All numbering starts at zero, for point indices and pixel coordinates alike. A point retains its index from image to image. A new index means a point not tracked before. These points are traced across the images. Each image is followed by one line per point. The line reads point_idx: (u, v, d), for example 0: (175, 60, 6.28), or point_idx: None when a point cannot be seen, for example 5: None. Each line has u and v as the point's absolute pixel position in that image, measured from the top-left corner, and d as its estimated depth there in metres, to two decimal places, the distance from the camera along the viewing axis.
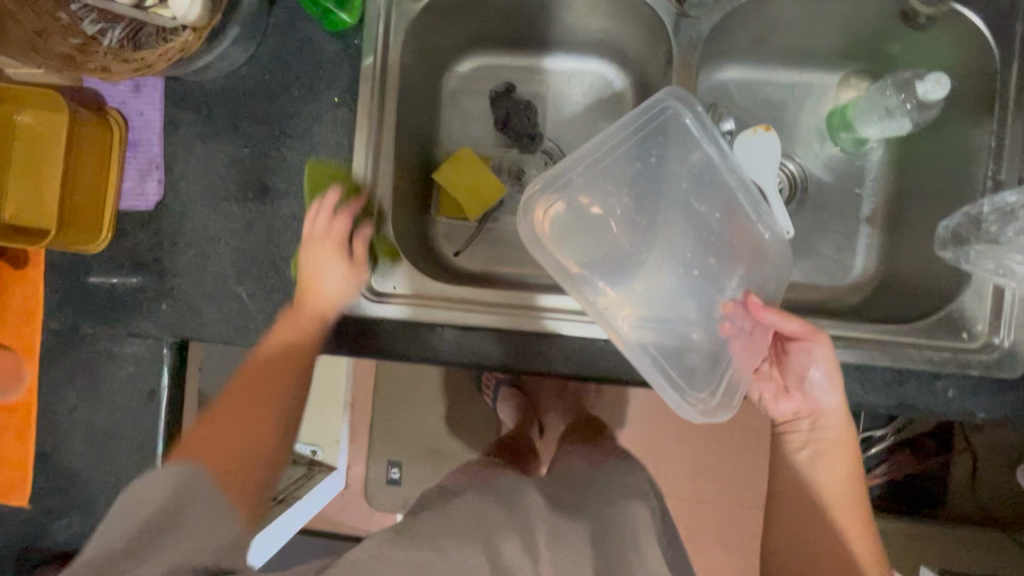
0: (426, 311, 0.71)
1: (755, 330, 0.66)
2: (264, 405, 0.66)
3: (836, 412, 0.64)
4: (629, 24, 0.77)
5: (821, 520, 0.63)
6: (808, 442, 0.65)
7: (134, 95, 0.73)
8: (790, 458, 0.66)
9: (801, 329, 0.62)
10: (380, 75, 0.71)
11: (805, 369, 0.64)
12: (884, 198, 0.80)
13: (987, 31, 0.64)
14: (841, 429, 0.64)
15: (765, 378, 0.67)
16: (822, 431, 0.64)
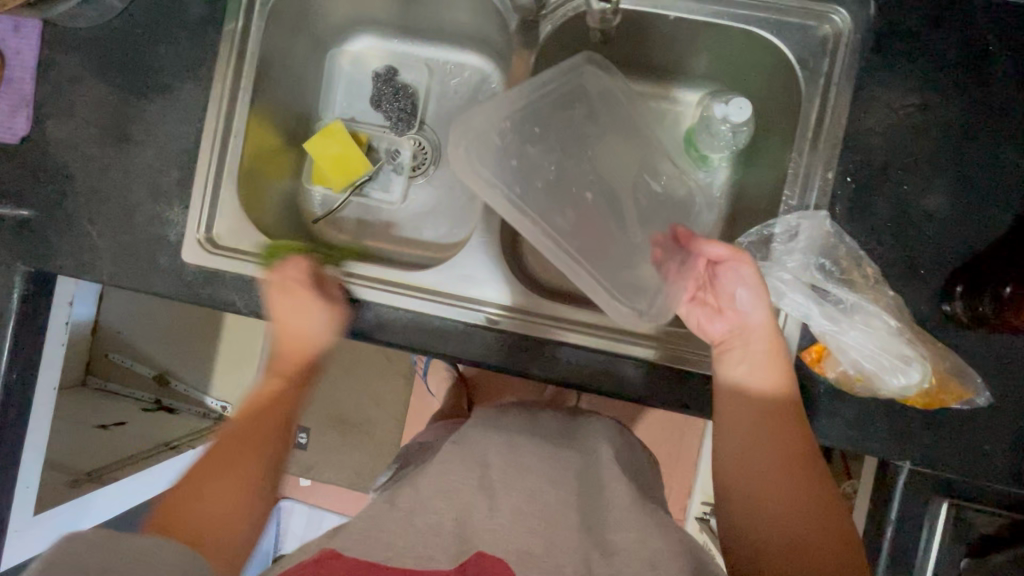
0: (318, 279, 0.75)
1: (687, 261, 0.68)
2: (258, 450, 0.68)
3: (765, 329, 0.64)
4: (493, 22, 0.81)
5: (771, 420, 0.61)
6: (745, 360, 0.63)
7: (15, 35, 0.77)
8: (726, 371, 0.64)
9: (722, 250, 0.64)
10: (240, 41, 0.75)
11: (730, 290, 0.64)
12: (725, 214, 0.84)
13: (796, 64, 0.69)
14: (772, 343, 0.63)
15: (701, 304, 0.67)
16: (755, 350, 0.63)
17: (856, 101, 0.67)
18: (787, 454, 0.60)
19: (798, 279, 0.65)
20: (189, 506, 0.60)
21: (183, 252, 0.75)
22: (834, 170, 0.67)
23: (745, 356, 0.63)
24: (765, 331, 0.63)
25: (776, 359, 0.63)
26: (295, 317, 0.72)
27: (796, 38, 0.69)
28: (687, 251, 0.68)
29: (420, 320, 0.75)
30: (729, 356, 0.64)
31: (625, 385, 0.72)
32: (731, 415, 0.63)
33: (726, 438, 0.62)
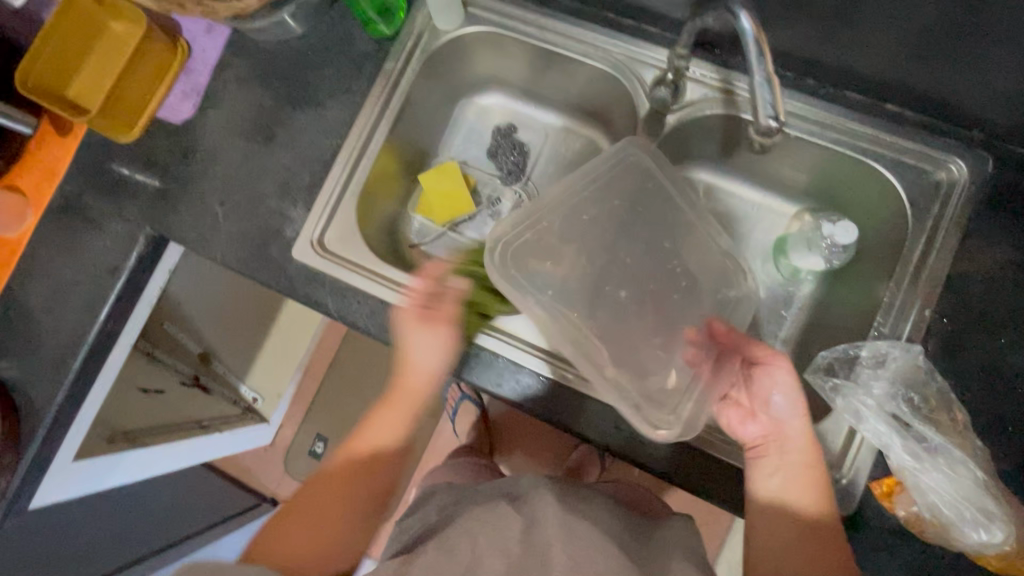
0: (412, 302, 0.79)
1: (722, 355, 0.71)
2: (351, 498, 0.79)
3: (799, 437, 0.66)
4: (618, 105, 0.88)
5: (804, 539, 0.63)
6: (778, 472, 0.65)
7: (204, 34, 0.88)
8: (761, 479, 0.66)
9: (763, 352, 0.68)
10: (394, 78, 0.84)
11: (767, 394, 0.67)
12: (803, 325, 0.86)
13: (908, 204, 0.72)
14: (805, 454, 0.65)
15: (733, 405, 0.69)
16: (790, 459, 0.65)
17: (965, 248, 0.69)
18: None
19: (881, 407, 0.65)
20: (297, 543, 0.75)
21: (295, 250, 0.81)
22: (933, 310, 0.68)
23: (781, 463, 0.65)
24: (799, 440, 0.66)
25: (814, 491, 0.64)
26: (426, 351, 0.77)
27: (910, 178, 0.72)
28: (728, 353, 0.71)
29: (496, 362, 0.78)
30: (764, 464, 0.66)
31: (674, 465, 0.73)
32: (769, 553, 0.64)
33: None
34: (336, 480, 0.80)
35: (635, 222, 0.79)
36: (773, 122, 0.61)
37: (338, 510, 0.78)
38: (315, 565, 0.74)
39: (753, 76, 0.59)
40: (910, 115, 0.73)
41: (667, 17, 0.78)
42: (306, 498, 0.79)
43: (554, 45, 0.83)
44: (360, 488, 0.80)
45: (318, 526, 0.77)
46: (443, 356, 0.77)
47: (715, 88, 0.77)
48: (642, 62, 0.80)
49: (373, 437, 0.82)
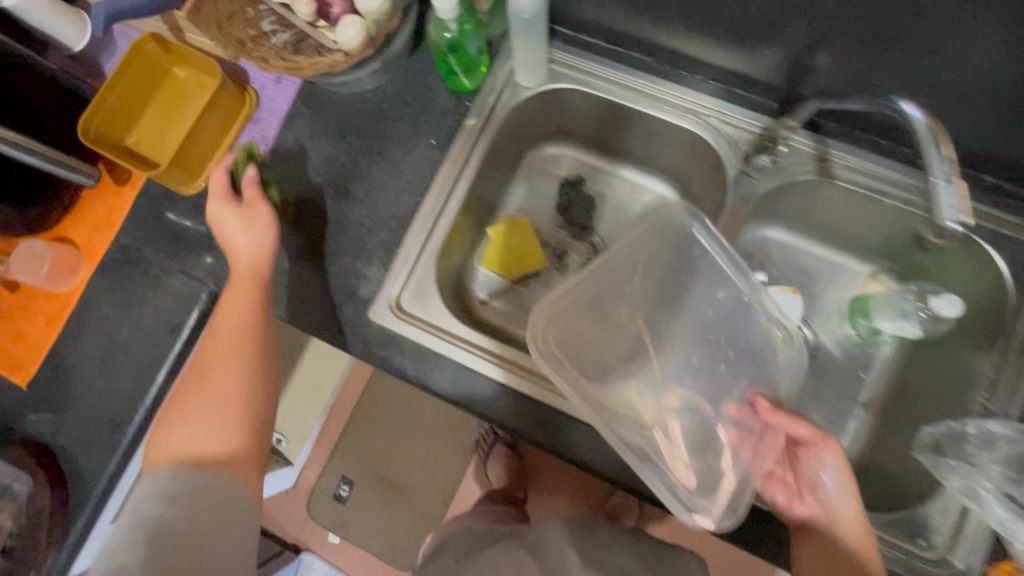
0: (496, 368, 0.76)
1: (766, 433, 0.69)
2: (207, 404, 0.69)
3: (850, 523, 0.65)
4: (697, 165, 0.86)
5: None
6: (820, 556, 0.65)
7: (274, 84, 0.86)
8: (805, 559, 0.66)
9: (809, 433, 0.65)
10: (476, 135, 0.82)
11: (816, 476, 0.66)
12: (886, 389, 0.85)
13: (1009, 278, 0.71)
14: (854, 540, 0.64)
15: (780, 485, 0.68)
16: (837, 544, 0.64)
17: None
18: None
19: (1000, 491, 0.64)
20: (186, 434, 0.68)
21: (372, 311, 0.78)
22: None
23: (824, 546, 0.65)
24: (849, 526, 0.64)
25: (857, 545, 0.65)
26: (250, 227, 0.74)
27: (1011, 252, 0.71)
28: (770, 428, 0.69)
29: (583, 433, 0.74)
30: (808, 545, 0.66)
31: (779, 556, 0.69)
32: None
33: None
34: (222, 411, 0.69)
35: (677, 287, 0.78)
36: (955, 225, 0.57)
37: (223, 420, 0.69)
38: (225, 441, 0.68)
39: (932, 175, 0.57)
40: (1008, 188, 0.73)
41: (762, 83, 0.77)
42: (201, 420, 0.68)
43: (640, 104, 0.82)
44: (211, 411, 0.68)
45: (205, 380, 0.70)
46: (250, 231, 0.74)
47: (809, 153, 0.76)
48: (730, 125, 0.80)
49: (235, 302, 0.73)
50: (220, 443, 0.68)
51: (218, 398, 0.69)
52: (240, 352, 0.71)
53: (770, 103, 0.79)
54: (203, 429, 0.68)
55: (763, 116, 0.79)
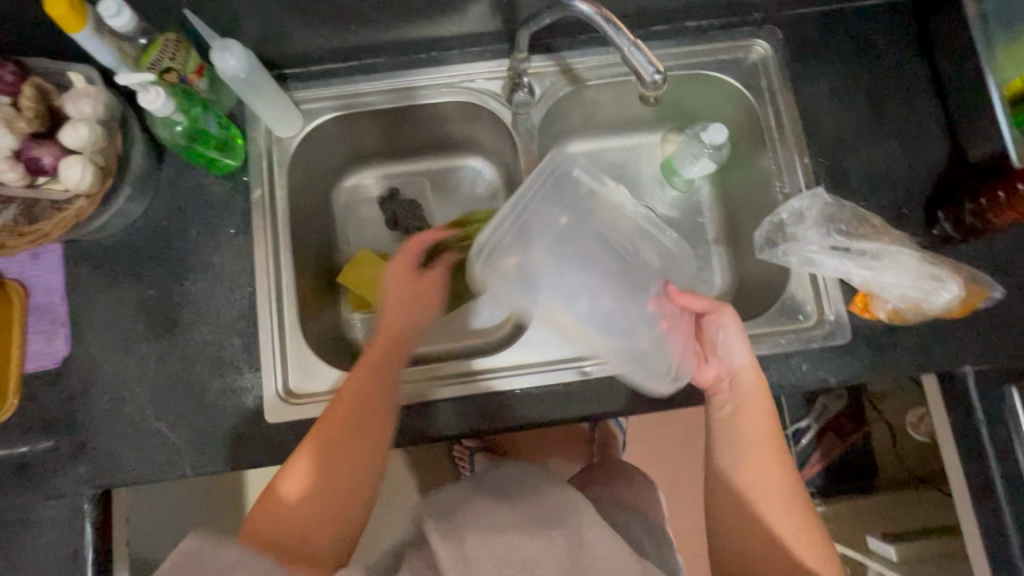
0: (422, 390, 0.78)
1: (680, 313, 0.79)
2: (355, 463, 0.65)
3: (750, 370, 0.72)
4: (479, 124, 0.91)
5: (762, 462, 0.69)
6: (731, 404, 0.72)
7: (33, 263, 0.77)
8: (718, 413, 0.73)
9: (705, 303, 0.75)
10: (269, 204, 0.80)
11: (714, 338, 0.74)
12: (724, 218, 0.97)
13: (744, 90, 0.85)
14: (757, 387, 0.72)
15: (694, 356, 0.76)
16: (742, 390, 0.72)
17: (800, 100, 0.83)
18: (791, 507, 0.66)
19: (825, 246, 0.76)
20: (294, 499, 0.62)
21: (268, 414, 0.74)
22: (808, 157, 0.81)
23: (734, 397, 0.72)
24: (750, 373, 0.72)
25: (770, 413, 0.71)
26: (393, 301, 0.78)
27: (733, 69, 0.85)
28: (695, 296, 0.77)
29: (517, 401, 0.78)
30: (719, 401, 0.73)
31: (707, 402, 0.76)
32: (741, 475, 0.69)
33: (739, 486, 0.68)
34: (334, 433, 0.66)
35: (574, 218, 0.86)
36: (657, 77, 0.63)
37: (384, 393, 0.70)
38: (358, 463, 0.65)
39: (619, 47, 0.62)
40: (706, 22, 0.85)
41: (485, 33, 0.84)
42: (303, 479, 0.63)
43: (401, 100, 0.85)
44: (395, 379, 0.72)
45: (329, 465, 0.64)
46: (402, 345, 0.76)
47: (555, 72, 0.85)
48: (480, 81, 0.86)
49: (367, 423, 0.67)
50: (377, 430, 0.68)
51: (375, 453, 0.67)
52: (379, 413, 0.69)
53: (501, 45, 0.86)
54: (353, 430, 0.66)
55: (503, 58, 0.86)
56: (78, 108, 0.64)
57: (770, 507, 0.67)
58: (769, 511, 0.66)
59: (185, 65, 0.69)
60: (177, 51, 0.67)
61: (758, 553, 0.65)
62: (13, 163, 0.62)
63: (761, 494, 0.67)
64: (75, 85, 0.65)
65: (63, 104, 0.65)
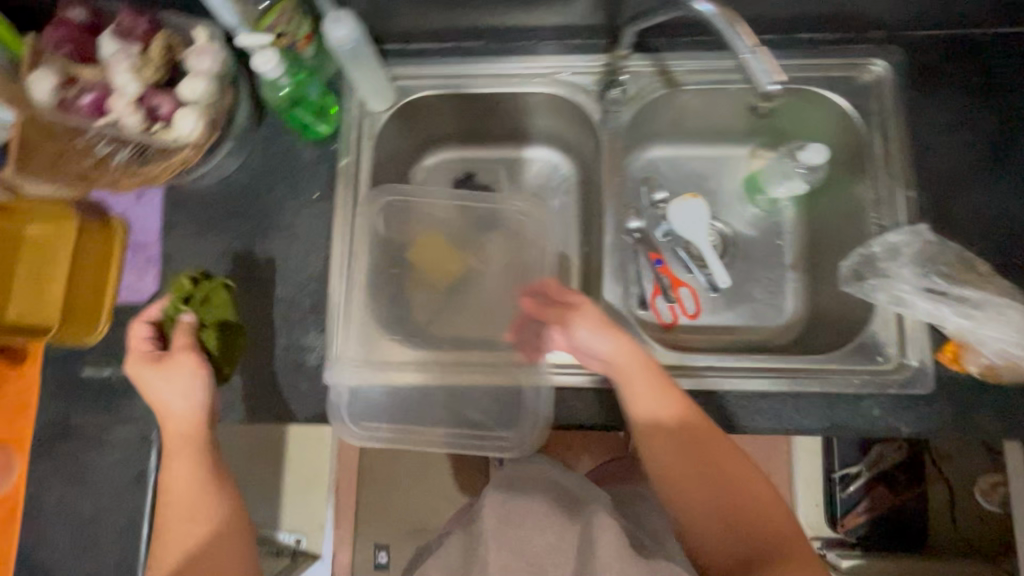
0: None
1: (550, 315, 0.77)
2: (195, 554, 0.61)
3: (620, 356, 0.70)
4: (564, 117, 0.90)
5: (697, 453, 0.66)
6: (648, 400, 0.68)
7: (136, 203, 0.83)
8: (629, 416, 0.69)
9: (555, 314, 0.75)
10: (353, 174, 0.82)
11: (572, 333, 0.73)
12: (805, 244, 0.93)
13: (851, 110, 0.80)
14: (638, 362, 0.69)
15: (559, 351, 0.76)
16: (641, 386, 0.68)
17: (910, 129, 0.78)
18: (753, 499, 0.64)
19: (919, 286, 0.72)
20: (174, 522, 0.63)
21: (325, 374, 0.77)
22: (912, 190, 0.76)
23: (636, 396, 0.68)
24: (624, 357, 0.70)
25: (654, 378, 0.69)
26: (165, 385, 0.67)
27: (842, 88, 0.80)
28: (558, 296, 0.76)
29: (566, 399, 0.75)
30: (628, 396, 0.69)
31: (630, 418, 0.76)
32: (666, 465, 0.66)
33: (676, 482, 0.66)
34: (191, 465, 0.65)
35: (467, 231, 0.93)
36: (774, 87, 0.60)
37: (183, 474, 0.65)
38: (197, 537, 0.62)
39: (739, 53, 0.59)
40: (819, 36, 0.81)
41: (585, 26, 0.83)
42: (177, 505, 0.64)
43: (491, 85, 0.85)
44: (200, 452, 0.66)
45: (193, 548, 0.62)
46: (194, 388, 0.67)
47: (651, 73, 0.84)
48: (573, 74, 0.85)
49: (179, 460, 0.65)
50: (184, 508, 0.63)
51: (215, 539, 0.62)
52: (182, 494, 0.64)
53: (599, 40, 0.85)
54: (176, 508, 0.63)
55: (599, 54, 0.85)
56: (199, 63, 0.68)
57: (717, 496, 0.65)
58: (729, 478, 0.65)
59: (296, 30, 0.71)
60: (292, 18, 0.70)
61: (717, 538, 0.63)
62: (136, 108, 0.68)
63: (711, 470, 0.65)
64: (198, 42, 0.69)
65: (185, 58, 0.69)
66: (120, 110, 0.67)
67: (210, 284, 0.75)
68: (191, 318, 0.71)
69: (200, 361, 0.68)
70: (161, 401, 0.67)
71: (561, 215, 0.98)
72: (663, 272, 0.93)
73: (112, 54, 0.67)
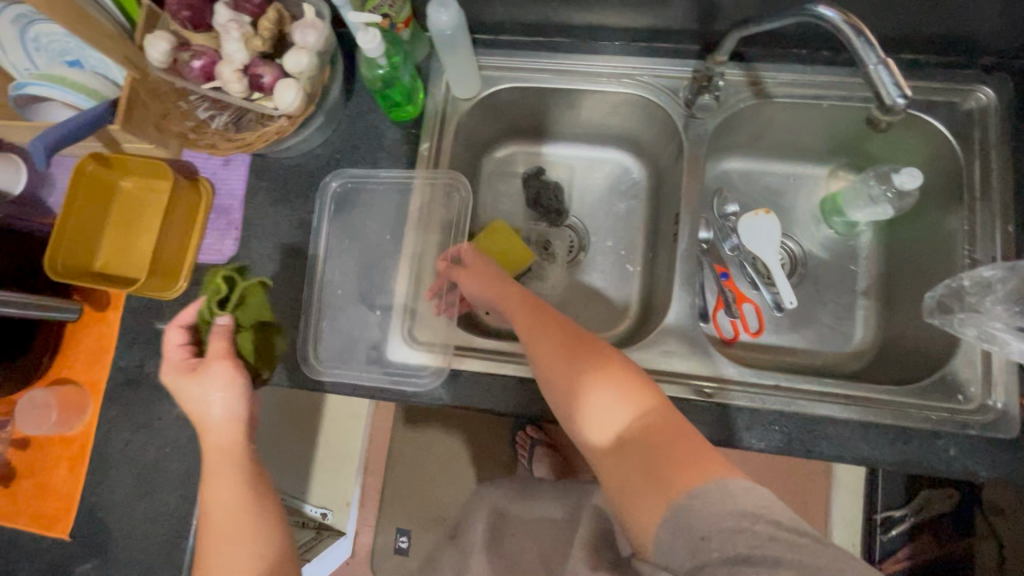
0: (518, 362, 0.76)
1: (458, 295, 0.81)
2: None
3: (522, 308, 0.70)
4: (644, 121, 0.90)
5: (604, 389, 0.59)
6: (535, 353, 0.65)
7: (224, 168, 0.86)
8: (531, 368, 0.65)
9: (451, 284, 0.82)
10: (434, 158, 0.84)
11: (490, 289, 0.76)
12: (880, 272, 0.90)
13: (951, 137, 0.77)
14: (531, 311, 0.69)
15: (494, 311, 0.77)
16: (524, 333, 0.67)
17: (1015, 162, 0.74)
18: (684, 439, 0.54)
19: (1012, 326, 0.68)
20: (224, 549, 0.57)
21: (388, 351, 0.79)
22: (1011, 226, 0.73)
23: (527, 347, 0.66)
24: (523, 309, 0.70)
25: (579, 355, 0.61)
26: (202, 400, 0.63)
27: (944, 114, 0.77)
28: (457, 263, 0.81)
29: None
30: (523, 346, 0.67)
31: None
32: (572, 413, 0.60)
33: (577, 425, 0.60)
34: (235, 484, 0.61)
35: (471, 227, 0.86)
36: (902, 100, 0.59)
37: (225, 499, 0.60)
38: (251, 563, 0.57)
39: (865, 65, 0.58)
40: (925, 58, 0.78)
41: (678, 30, 0.82)
42: (217, 529, 0.58)
43: (577, 82, 0.85)
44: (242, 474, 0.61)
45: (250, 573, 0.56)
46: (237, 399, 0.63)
47: (742, 83, 0.82)
48: (661, 78, 0.84)
49: (218, 478, 0.61)
50: (228, 537, 0.58)
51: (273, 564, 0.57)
52: (226, 520, 0.58)
53: (691, 46, 0.84)
54: (226, 530, 0.58)
55: (690, 60, 0.84)
56: (304, 37, 0.70)
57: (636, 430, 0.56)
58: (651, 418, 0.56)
59: (398, 14, 0.73)
60: (395, 0, 0.71)
61: (626, 470, 0.54)
62: (242, 75, 0.70)
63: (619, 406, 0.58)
64: (305, 17, 0.71)
65: (291, 32, 0.71)
66: (226, 77, 0.69)
67: (247, 284, 0.69)
68: (227, 322, 0.66)
69: (235, 369, 0.64)
70: (202, 417, 0.63)
71: (627, 219, 0.97)
72: (729, 286, 0.91)
73: (224, 21, 0.69)
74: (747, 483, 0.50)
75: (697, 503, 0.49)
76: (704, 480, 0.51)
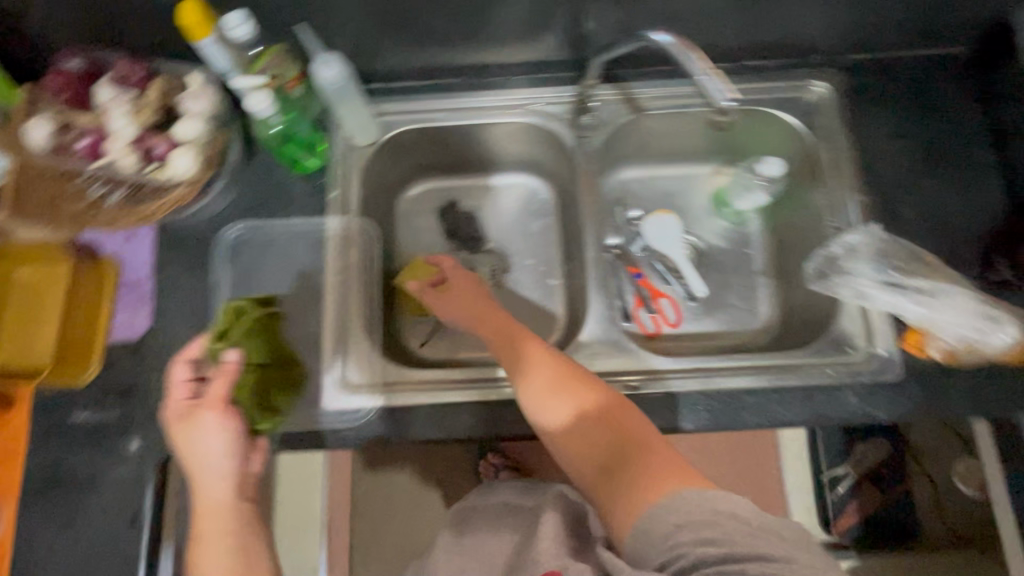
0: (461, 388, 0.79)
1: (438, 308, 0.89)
2: None
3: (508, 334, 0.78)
4: (541, 144, 0.96)
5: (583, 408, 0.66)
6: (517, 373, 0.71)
7: (128, 242, 0.84)
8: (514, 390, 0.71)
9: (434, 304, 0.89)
10: (344, 204, 0.86)
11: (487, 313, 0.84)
12: (772, 251, 0.99)
13: (801, 127, 0.88)
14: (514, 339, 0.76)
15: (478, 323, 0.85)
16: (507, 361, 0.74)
17: (855, 140, 0.86)
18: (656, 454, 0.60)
19: (879, 281, 0.77)
20: None
21: (324, 400, 0.78)
22: (862, 195, 0.83)
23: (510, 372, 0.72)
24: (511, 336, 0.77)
25: (557, 378, 0.68)
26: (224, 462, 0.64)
27: (792, 107, 0.88)
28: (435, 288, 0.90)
29: None
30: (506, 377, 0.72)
31: None
32: (556, 429, 0.66)
33: (561, 446, 0.66)
34: (228, 540, 0.59)
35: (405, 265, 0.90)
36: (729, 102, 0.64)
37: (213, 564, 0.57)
38: None
39: (694, 75, 0.66)
40: (767, 62, 0.89)
41: (555, 61, 0.89)
42: None
43: (471, 117, 0.91)
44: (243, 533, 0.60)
45: None
46: (229, 455, 0.64)
47: (618, 101, 0.91)
48: (547, 104, 0.91)
49: (206, 547, 0.59)
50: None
51: None
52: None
53: (569, 73, 0.92)
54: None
55: (570, 86, 0.91)
56: (193, 105, 0.72)
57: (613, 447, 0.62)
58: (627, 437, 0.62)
59: (285, 74, 0.75)
60: (281, 62, 0.74)
61: (611, 482, 0.60)
62: (132, 149, 0.70)
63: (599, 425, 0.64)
64: (191, 86, 0.73)
65: (179, 101, 0.72)
66: (116, 152, 0.70)
67: (257, 314, 0.77)
68: (235, 358, 0.68)
69: (225, 415, 0.65)
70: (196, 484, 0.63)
71: (542, 236, 1.03)
72: (643, 285, 0.99)
73: (108, 100, 0.71)
74: (699, 489, 0.54)
75: (670, 513, 0.53)
76: (675, 488, 0.55)
